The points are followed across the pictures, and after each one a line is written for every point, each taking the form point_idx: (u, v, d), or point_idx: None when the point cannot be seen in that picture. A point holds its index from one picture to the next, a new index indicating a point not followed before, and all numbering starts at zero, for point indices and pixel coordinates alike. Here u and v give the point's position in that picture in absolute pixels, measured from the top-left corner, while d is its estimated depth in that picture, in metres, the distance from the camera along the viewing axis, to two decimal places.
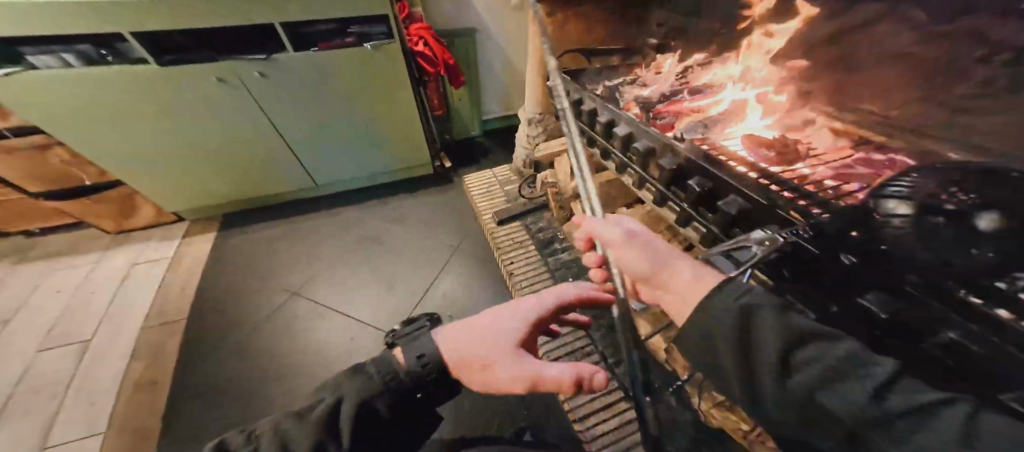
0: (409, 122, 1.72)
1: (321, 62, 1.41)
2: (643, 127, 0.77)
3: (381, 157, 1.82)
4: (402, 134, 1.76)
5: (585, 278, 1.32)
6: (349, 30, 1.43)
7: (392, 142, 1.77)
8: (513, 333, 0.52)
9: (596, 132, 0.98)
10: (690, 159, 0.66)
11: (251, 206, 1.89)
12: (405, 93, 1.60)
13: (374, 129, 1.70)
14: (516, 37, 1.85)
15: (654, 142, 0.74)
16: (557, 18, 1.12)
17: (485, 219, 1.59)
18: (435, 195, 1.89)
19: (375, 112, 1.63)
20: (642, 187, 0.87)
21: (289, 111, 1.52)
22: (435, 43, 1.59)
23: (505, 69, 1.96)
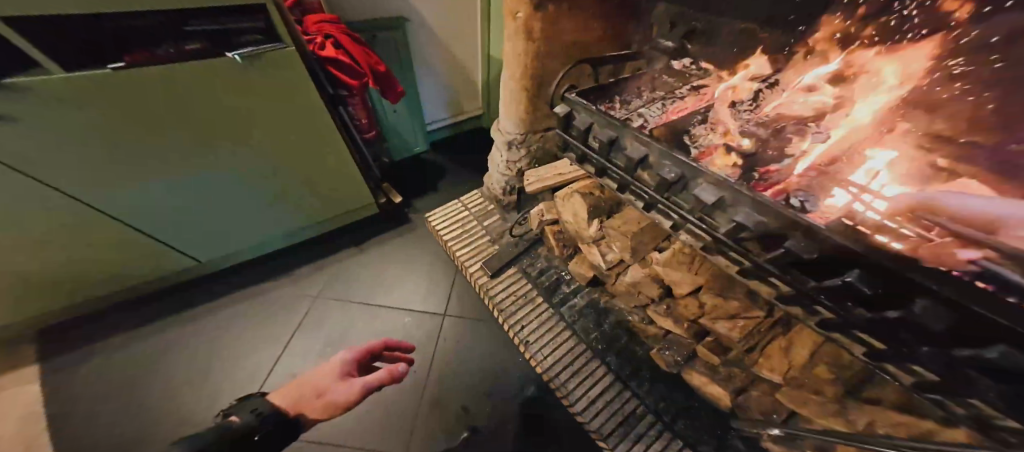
0: (330, 157, 1.19)
1: (142, 86, 0.77)
2: (740, 190, 0.53)
3: (293, 210, 1.26)
4: (322, 175, 1.22)
5: (608, 324, 0.98)
6: (189, 29, 0.80)
7: (307, 188, 1.22)
8: (336, 368, 0.57)
9: (641, 180, 0.72)
10: (840, 245, 0.42)
11: (87, 311, 1.21)
12: (320, 119, 1.07)
13: (274, 175, 1.12)
14: (456, 26, 1.44)
15: (773, 218, 0.50)
16: (544, 14, 0.82)
17: (470, 271, 1.18)
18: (390, 244, 1.44)
19: (272, 151, 1.06)
20: (715, 253, 0.65)
21: (99, 174, 0.86)
22: (352, 42, 1.09)
23: (447, 67, 1.55)
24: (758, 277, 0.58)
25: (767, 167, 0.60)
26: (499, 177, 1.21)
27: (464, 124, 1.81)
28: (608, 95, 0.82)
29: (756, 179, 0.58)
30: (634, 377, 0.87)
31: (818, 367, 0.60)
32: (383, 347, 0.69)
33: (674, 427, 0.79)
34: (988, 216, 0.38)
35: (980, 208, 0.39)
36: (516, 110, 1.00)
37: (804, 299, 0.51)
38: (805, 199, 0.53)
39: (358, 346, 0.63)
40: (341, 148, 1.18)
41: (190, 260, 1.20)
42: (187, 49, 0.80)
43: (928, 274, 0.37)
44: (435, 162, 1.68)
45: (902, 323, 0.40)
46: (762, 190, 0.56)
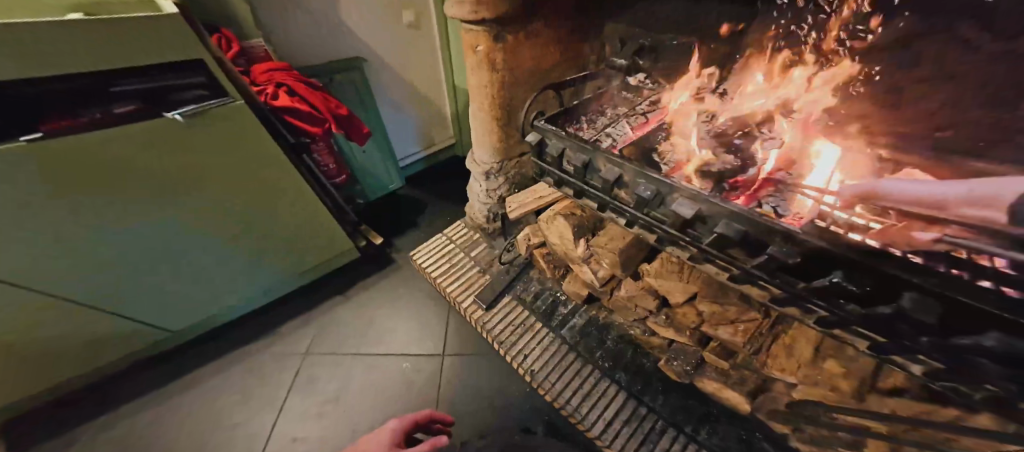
0: (302, 210, 1.12)
1: (79, 160, 0.72)
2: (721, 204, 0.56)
3: (268, 269, 1.18)
4: (295, 229, 1.15)
5: (611, 339, 0.97)
6: (118, 90, 0.72)
7: (279, 244, 1.15)
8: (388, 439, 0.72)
9: (618, 199, 0.72)
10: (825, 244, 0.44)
11: (32, 410, 1.06)
12: (285, 172, 1.02)
13: (242, 235, 1.05)
14: (415, 61, 1.45)
15: (751, 226, 0.53)
16: (503, 45, 0.83)
17: (464, 306, 1.14)
18: (376, 289, 1.38)
19: (237, 210, 1.00)
20: (702, 261, 0.66)
21: (35, 257, 0.78)
22: (308, 89, 1.05)
23: (412, 101, 1.55)
24: (747, 282, 0.60)
25: (735, 177, 0.61)
26: (481, 205, 1.20)
27: (437, 156, 1.80)
28: (575, 117, 0.84)
29: (727, 188, 0.60)
30: (646, 390, 0.86)
31: (829, 361, 0.59)
32: (427, 419, 0.83)
33: (698, 438, 0.77)
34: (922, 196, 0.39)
35: (919, 192, 0.39)
36: (488, 139, 1.02)
37: (800, 301, 0.53)
38: (777, 201, 0.58)
39: (404, 420, 0.78)
40: (313, 199, 1.12)
41: (152, 338, 1.08)
42: (119, 113, 0.73)
43: (905, 267, 0.39)
44: (411, 197, 1.65)
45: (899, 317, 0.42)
46: (735, 200, 0.58)
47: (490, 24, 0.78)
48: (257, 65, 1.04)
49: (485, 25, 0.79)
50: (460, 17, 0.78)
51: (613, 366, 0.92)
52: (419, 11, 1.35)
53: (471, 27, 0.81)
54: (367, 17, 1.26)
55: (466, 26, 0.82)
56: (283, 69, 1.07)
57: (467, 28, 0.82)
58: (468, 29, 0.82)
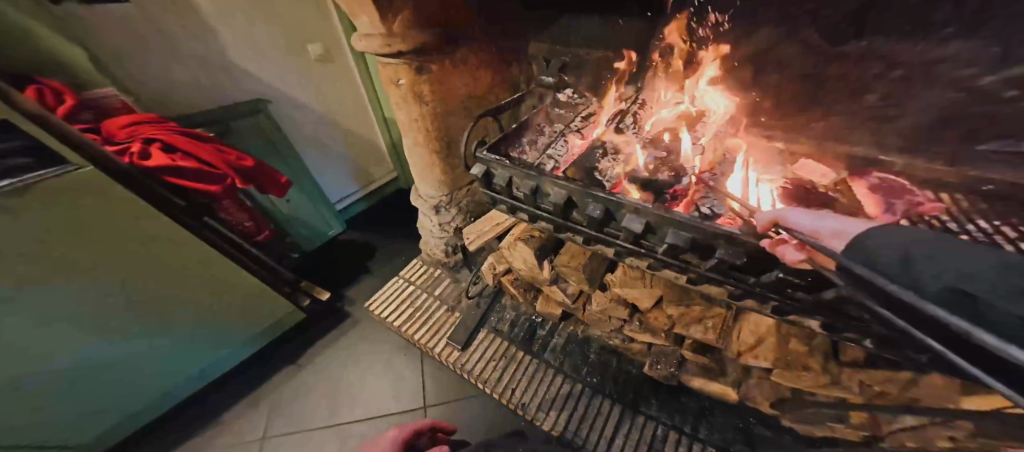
0: (216, 284, 0.95)
1: None
2: (670, 215, 0.55)
3: (183, 359, 0.98)
4: (210, 307, 0.97)
5: (593, 352, 0.97)
6: None
7: (191, 329, 0.96)
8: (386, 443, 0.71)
9: (572, 220, 0.70)
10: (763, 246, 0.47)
11: None
12: (182, 243, 0.85)
13: (138, 329, 0.86)
14: (333, 97, 1.33)
15: (696, 232, 0.53)
16: (424, 73, 0.76)
17: (438, 352, 1.05)
18: (325, 355, 1.19)
19: (123, 302, 0.81)
20: (660, 268, 0.68)
21: None
22: (191, 142, 0.89)
23: (336, 139, 1.40)
24: (704, 282, 0.63)
25: (673, 187, 0.62)
26: (437, 240, 1.13)
27: (378, 192, 1.65)
28: (515, 142, 0.81)
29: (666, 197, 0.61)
30: (639, 400, 0.86)
31: (792, 341, 0.66)
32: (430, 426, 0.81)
33: (698, 436, 0.79)
34: (810, 231, 0.35)
35: (803, 225, 0.36)
36: (430, 173, 0.95)
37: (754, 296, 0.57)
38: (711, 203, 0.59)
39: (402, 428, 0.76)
40: (228, 269, 0.95)
41: None
42: None
43: None
44: (354, 243, 1.48)
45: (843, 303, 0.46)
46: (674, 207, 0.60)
47: (409, 55, 0.72)
48: (112, 121, 0.84)
49: (403, 57, 0.72)
50: (373, 52, 0.70)
51: (601, 380, 0.91)
52: (328, 45, 1.24)
53: (388, 60, 0.74)
54: (265, 57, 1.13)
55: (382, 60, 0.75)
56: (153, 123, 0.89)
57: (384, 61, 0.75)
58: (385, 63, 0.74)
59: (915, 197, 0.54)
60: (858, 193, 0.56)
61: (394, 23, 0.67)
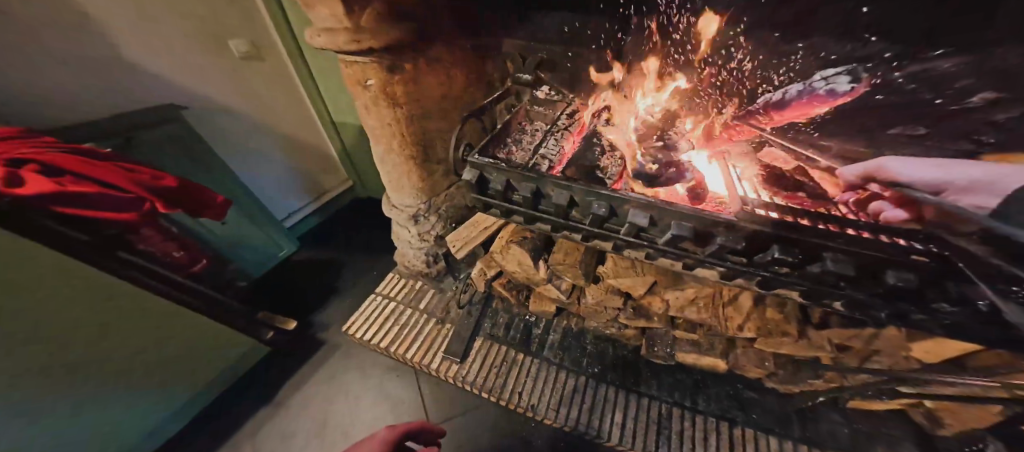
0: (150, 335, 0.79)
1: None
2: (668, 208, 0.57)
3: (111, 434, 0.80)
4: (142, 365, 0.79)
5: (589, 342, 1.06)
6: None
7: (119, 396, 0.77)
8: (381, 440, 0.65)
9: (572, 219, 0.70)
10: (763, 230, 0.51)
11: None
12: (99, 293, 0.67)
13: (48, 413, 0.67)
14: (268, 100, 1.12)
15: (697, 222, 0.56)
16: (402, 72, 0.68)
17: (434, 368, 1.01)
18: (295, 394, 1.04)
19: (18, 383, 0.61)
20: (657, 257, 0.71)
21: None
22: (81, 160, 0.69)
23: (277, 148, 1.22)
24: (697, 267, 0.67)
25: (671, 184, 0.63)
26: (416, 251, 1.07)
27: (335, 203, 1.49)
28: (502, 144, 0.79)
29: (658, 186, 0.63)
30: (641, 382, 0.98)
31: (768, 311, 0.76)
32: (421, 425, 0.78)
33: (699, 408, 0.93)
34: (934, 183, 0.44)
35: (926, 176, 0.45)
36: (406, 181, 0.88)
37: (743, 276, 0.62)
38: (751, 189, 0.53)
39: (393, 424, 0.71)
40: (166, 315, 0.80)
41: None
42: None
43: (821, 235, 0.47)
44: (314, 262, 1.32)
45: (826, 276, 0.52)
46: (679, 202, 0.61)
47: (381, 53, 0.62)
48: None
49: (373, 55, 0.62)
50: (336, 49, 0.57)
51: (602, 367, 1.01)
52: (255, 39, 1.02)
53: (354, 58, 0.63)
54: (171, 53, 0.91)
55: (346, 58, 0.64)
56: (12, 138, 0.67)
57: (350, 60, 0.63)
58: (350, 61, 0.64)
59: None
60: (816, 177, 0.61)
61: (362, 16, 0.55)
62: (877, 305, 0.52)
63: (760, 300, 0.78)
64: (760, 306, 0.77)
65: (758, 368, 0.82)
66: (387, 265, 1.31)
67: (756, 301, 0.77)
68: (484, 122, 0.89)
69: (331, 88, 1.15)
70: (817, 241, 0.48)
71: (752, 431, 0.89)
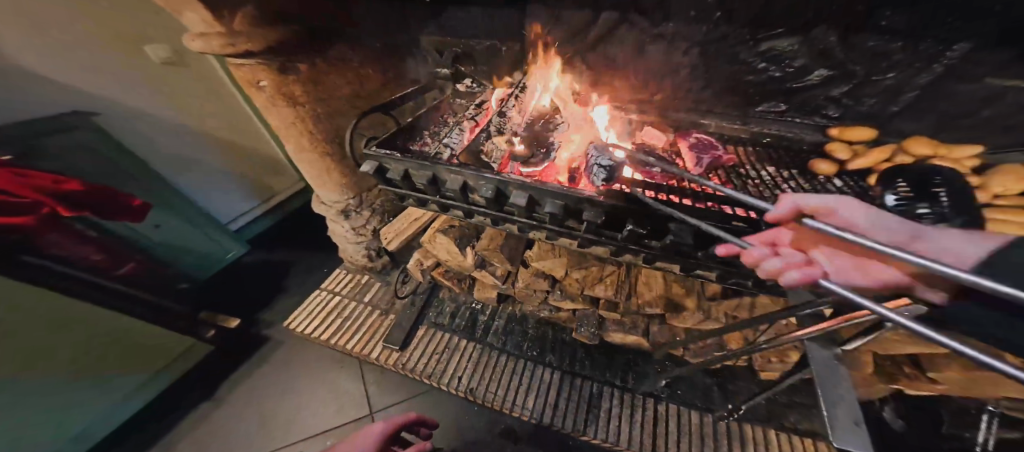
0: (91, 332, 0.86)
1: None
2: (542, 188, 0.60)
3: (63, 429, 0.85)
4: (90, 361, 0.87)
5: (529, 324, 1.11)
6: None
7: (71, 395, 0.85)
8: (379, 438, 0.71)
9: (474, 203, 0.73)
10: (616, 204, 0.54)
11: None
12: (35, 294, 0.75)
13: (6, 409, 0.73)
14: (196, 106, 1.13)
15: (567, 200, 0.59)
16: (299, 73, 0.71)
17: (375, 357, 1.03)
18: (246, 390, 1.07)
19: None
20: (556, 238, 0.74)
21: None
22: None
23: (213, 154, 1.21)
24: (590, 245, 0.71)
25: (545, 167, 0.67)
26: (355, 246, 1.09)
27: (287, 204, 1.50)
28: (414, 135, 0.81)
29: (535, 164, 0.66)
30: (576, 362, 1.02)
31: (674, 286, 0.81)
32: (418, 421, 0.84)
33: (628, 386, 0.97)
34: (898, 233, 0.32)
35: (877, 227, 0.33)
36: (327, 179, 0.91)
37: (624, 251, 0.66)
38: (602, 171, 0.60)
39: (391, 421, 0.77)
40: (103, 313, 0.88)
41: None
42: None
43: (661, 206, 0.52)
44: (265, 262, 1.35)
45: (678, 246, 0.56)
46: (554, 182, 0.64)
47: (267, 55, 0.64)
48: None
49: (257, 57, 0.63)
50: (215, 54, 0.59)
51: (540, 349, 1.06)
52: (174, 45, 1.02)
53: (239, 60, 0.64)
54: (73, 56, 0.87)
55: (233, 61, 0.65)
56: None
57: (236, 62, 0.64)
58: (237, 63, 0.65)
59: (718, 152, 0.64)
60: (682, 154, 0.65)
61: (233, 20, 0.57)
62: (727, 269, 0.57)
63: (665, 276, 0.83)
64: (664, 280, 0.82)
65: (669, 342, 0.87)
66: (338, 262, 1.34)
67: (657, 275, 0.82)
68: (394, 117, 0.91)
69: None
70: (655, 211, 0.52)
71: (676, 405, 0.92)
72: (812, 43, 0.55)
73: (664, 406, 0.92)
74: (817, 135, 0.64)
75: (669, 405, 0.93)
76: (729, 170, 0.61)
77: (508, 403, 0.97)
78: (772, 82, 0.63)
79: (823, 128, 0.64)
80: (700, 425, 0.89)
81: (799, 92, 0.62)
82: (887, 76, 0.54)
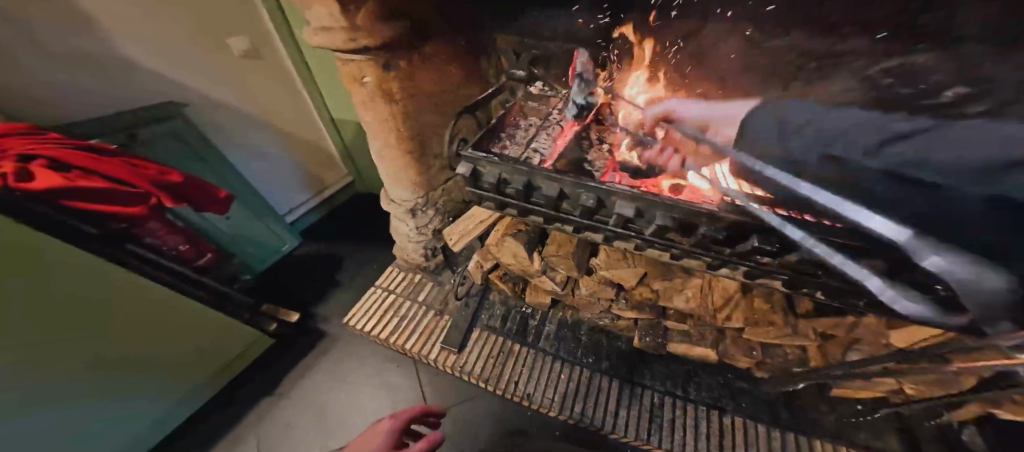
0: (132, 325, 0.78)
1: None
2: (651, 199, 0.59)
3: (88, 426, 0.78)
4: (129, 352, 0.80)
5: (585, 329, 1.09)
6: None
7: (98, 388, 0.76)
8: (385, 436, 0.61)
9: (563, 211, 0.71)
10: (740, 222, 0.53)
11: None
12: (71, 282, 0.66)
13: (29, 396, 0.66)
14: (265, 99, 1.13)
15: (679, 214, 0.58)
16: (400, 71, 0.71)
17: (433, 358, 1.04)
18: (300, 382, 1.08)
19: (27, 359, 0.63)
20: (645, 248, 0.72)
21: None
22: (92, 158, 0.71)
23: (278, 145, 1.23)
24: (684, 258, 0.69)
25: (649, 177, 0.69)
26: (415, 245, 1.09)
27: (336, 199, 1.51)
28: (497, 137, 0.81)
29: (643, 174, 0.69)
30: (634, 371, 1.01)
31: (755, 300, 0.80)
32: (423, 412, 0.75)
33: (690, 397, 0.95)
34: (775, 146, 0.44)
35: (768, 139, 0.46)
36: (404, 177, 0.91)
37: (726, 265, 0.64)
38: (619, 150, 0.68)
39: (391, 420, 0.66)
40: (142, 307, 0.79)
41: None
42: None
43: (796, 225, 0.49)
44: (314, 256, 1.35)
45: (800, 265, 0.54)
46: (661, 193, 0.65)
47: (378, 51, 0.65)
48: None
49: (369, 53, 0.65)
50: (333, 47, 0.62)
51: (597, 356, 1.04)
52: (253, 36, 1.02)
53: (349, 57, 0.66)
54: (158, 46, 0.90)
55: (342, 56, 0.67)
56: (28, 136, 0.69)
57: (346, 58, 0.67)
58: (347, 59, 0.67)
59: None
60: None
61: (356, 15, 0.58)
62: (850, 291, 0.54)
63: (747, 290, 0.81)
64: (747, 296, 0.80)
65: (745, 356, 0.85)
66: (386, 259, 1.34)
67: (740, 288, 0.80)
68: (479, 118, 0.91)
69: (332, 89, 1.16)
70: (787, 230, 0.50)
71: (742, 420, 0.90)
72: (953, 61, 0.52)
73: (730, 421, 0.90)
74: None
75: (736, 418, 0.91)
76: None
77: (564, 410, 0.96)
78: None
79: None
80: (767, 441, 0.87)
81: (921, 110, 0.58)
82: None
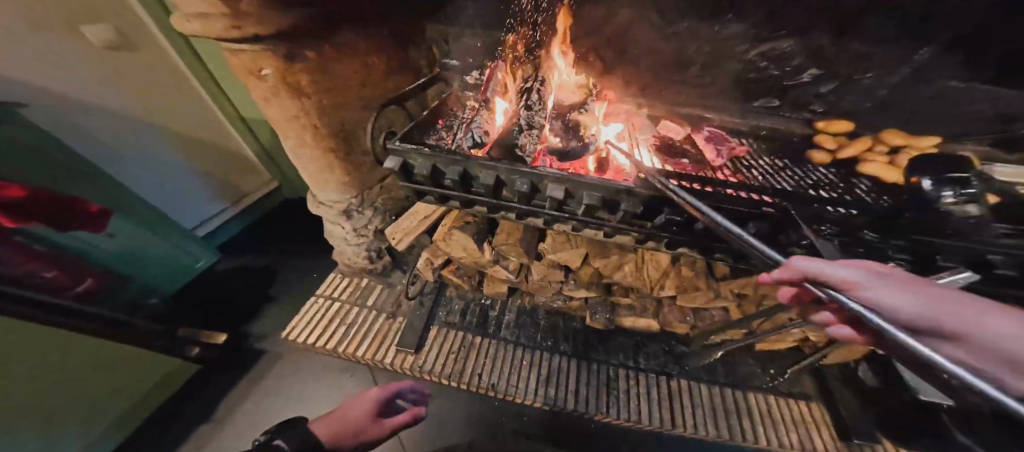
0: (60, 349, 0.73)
1: None
2: (579, 180, 0.62)
3: None
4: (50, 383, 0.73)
5: (542, 315, 1.12)
6: None
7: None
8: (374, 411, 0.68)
9: (504, 198, 0.72)
10: (654, 195, 0.58)
11: None
12: None
13: (28, 389, 0.68)
14: (152, 98, 0.99)
15: (606, 192, 0.62)
16: (303, 60, 0.66)
17: (389, 362, 1.00)
18: (243, 410, 0.98)
19: None
20: (581, 228, 0.75)
21: None
22: None
23: (172, 151, 1.08)
24: (614, 234, 0.73)
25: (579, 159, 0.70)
26: (355, 248, 1.03)
27: (261, 206, 1.38)
28: (430, 129, 0.77)
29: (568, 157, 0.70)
30: (590, 350, 1.06)
31: (683, 269, 0.89)
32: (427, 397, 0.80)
33: (641, 366, 1.03)
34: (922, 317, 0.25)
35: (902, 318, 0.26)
36: (329, 176, 0.86)
37: (651, 238, 0.69)
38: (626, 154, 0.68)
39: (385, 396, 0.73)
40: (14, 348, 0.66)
41: None
42: None
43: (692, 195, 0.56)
44: (245, 271, 1.23)
45: (706, 232, 0.61)
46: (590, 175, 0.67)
47: (272, 40, 0.60)
48: None
49: (261, 42, 0.60)
50: (214, 36, 0.56)
51: (555, 339, 1.08)
52: (120, 25, 0.88)
53: (240, 47, 0.60)
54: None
55: (230, 47, 0.61)
56: None
57: (235, 48, 0.61)
58: (237, 50, 0.61)
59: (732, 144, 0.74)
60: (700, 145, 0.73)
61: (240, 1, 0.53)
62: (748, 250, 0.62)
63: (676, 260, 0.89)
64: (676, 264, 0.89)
65: (681, 321, 0.94)
66: (331, 266, 1.26)
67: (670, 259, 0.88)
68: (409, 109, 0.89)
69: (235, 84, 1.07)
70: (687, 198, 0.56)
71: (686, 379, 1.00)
72: (808, 44, 0.66)
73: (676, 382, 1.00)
74: (805, 128, 0.75)
75: (682, 380, 1.00)
76: (745, 160, 0.70)
77: (528, 395, 0.98)
78: (769, 79, 0.73)
79: (808, 121, 0.76)
80: (709, 396, 0.97)
81: (791, 89, 0.73)
82: (866, 75, 0.67)
